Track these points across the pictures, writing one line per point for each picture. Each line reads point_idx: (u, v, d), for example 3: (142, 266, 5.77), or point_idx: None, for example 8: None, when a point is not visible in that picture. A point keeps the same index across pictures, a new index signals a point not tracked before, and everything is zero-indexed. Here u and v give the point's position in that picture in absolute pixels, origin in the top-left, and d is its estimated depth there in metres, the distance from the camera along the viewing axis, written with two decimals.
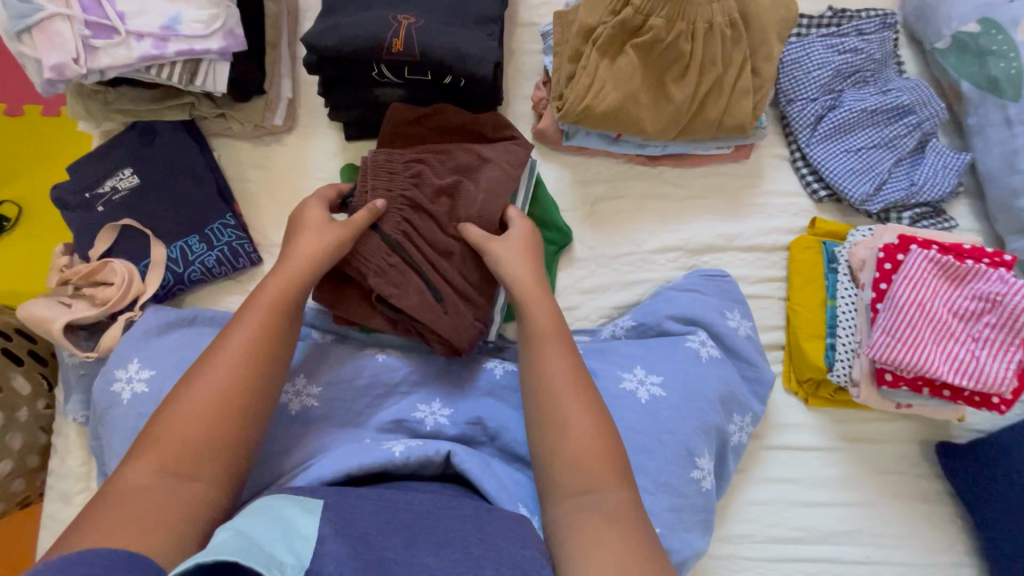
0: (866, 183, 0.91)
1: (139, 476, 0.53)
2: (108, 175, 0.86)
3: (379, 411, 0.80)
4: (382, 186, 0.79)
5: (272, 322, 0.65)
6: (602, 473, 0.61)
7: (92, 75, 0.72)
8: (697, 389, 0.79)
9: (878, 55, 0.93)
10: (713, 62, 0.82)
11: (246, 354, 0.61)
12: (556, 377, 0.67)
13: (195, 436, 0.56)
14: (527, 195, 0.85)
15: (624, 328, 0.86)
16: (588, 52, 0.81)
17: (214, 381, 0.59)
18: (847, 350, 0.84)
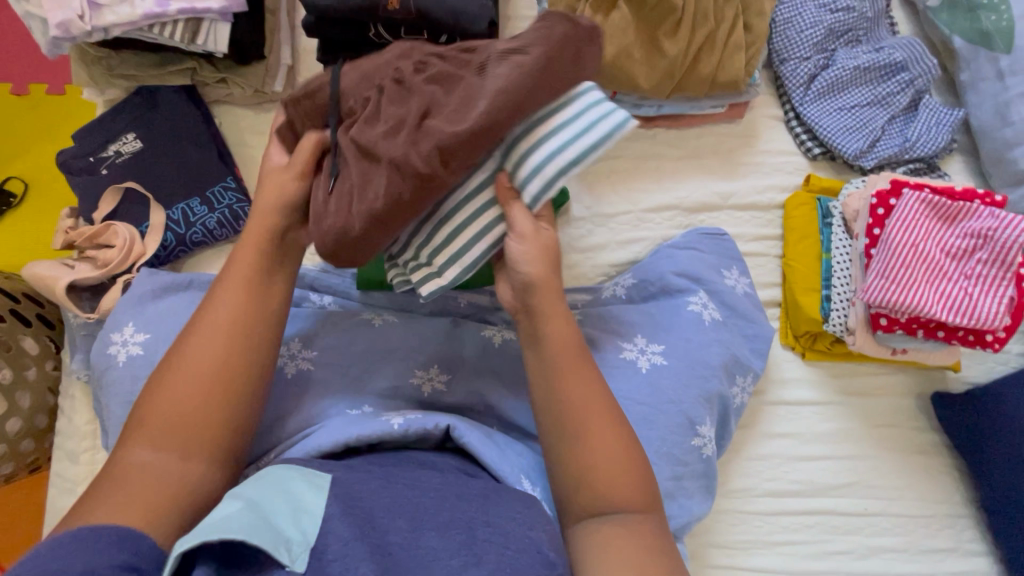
0: (859, 140, 0.91)
1: (140, 454, 0.54)
2: (112, 140, 0.88)
3: (376, 377, 0.81)
4: (391, 54, 0.65)
5: (249, 295, 0.63)
6: (625, 496, 0.58)
7: (97, 33, 0.74)
8: (699, 354, 0.79)
9: (870, 14, 0.94)
10: (705, 18, 0.84)
11: (229, 331, 0.60)
12: (579, 400, 0.60)
13: (181, 418, 0.56)
14: (564, 134, 0.59)
15: (625, 287, 0.86)
16: (582, 9, 0.82)
17: (201, 360, 0.59)
18: (842, 299, 0.85)
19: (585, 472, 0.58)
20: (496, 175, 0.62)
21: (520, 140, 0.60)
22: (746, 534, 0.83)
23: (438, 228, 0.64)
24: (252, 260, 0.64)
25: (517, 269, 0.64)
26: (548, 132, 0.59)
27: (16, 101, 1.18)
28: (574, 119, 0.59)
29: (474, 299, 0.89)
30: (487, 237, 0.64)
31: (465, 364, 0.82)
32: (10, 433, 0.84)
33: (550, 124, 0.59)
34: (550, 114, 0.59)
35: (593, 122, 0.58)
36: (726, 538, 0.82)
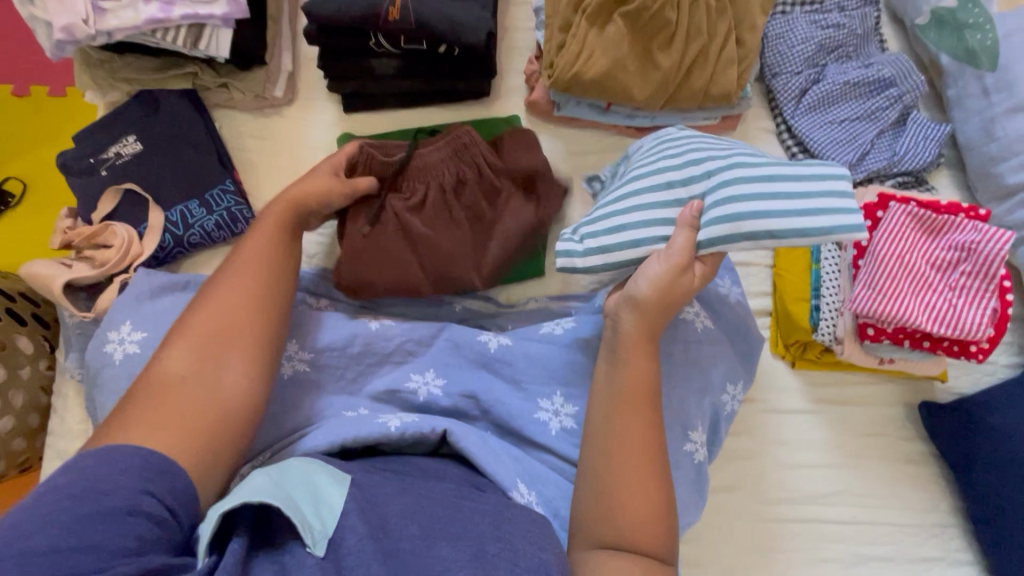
0: (849, 153, 0.93)
1: (180, 362, 0.58)
2: (112, 142, 0.88)
3: (371, 380, 0.83)
4: (445, 153, 0.86)
5: (277, 240, 0.71)
6: (646, 532, 0.58)
7: (100, 37, 0.75)
8: (689, 362, 0.80)
9: (860, 31, 0.96)
10: (699, 32, 0.83)
11: (263, 264, 0.68)
12: (636, 440, 0.62)
13: (222, 329, 0.61)
14: (790, 208, 0.63)
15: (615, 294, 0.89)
16: (577, 21, 0.83)
17: (237, 287, 0.65)
18: (831, 309, 0.86)
19: (613, 507, 0.59)
20: (688, 201, 0.69)
21: (736, 184, 0.65)
22: (736, 541, 0.83)
23: (606, 219, 0.73)
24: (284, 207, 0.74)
25: (641, 276, 0.67)
26: (768, 194, 0.64)
27: (18, 102, 1.19)
28: (805, 195, 0.63)
29: (469, 303, 0.91)
30: (644, 248, 0.70)
31: (460, 368, 0.83)
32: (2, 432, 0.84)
33: (775, 189, 0.64)
34: (782, 182, 0.64)
35: (810, 206, 0.62)
36: (717, 542, 0.83)
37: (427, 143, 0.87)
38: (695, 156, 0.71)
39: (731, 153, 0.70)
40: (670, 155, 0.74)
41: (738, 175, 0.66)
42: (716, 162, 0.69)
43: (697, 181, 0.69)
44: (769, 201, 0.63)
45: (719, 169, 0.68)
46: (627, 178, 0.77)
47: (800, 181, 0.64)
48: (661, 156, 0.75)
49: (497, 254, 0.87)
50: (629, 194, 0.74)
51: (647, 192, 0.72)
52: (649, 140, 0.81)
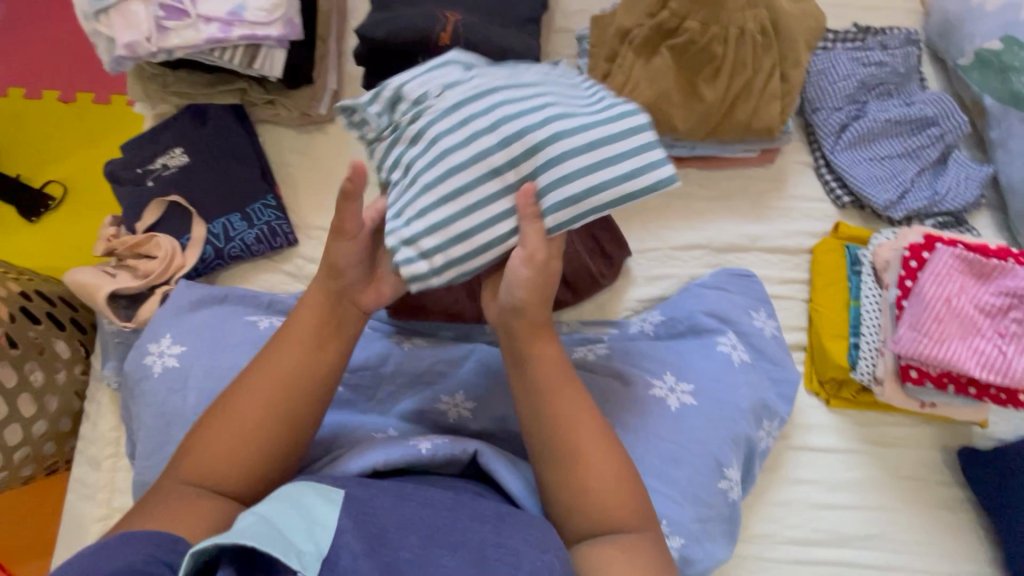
0: (889, 190, 0.93)
1: (181, 488, 0.56)
2: (160, 153, 0.90)
3: (402, 399, 0.83)
4: None
5: (306, 354, 0.62)
6: (622, 513, 0.59)
7: (160, 55, 0.77)
8: (729, 397, 0.80)
9: (902, 69, 0.96)
10: (744, 67, 0.83)
11: (282, 389, 0.60)
12: (565, 415, 0.61)
13: (224, 463, 0.57)
14: (608, 171, 0.62)
15: (653, 322, 0.89)
16: (624, 52, 0.84)
17: (251, 411, 0.59)
18: (870, 348, 0.86)
19: (569, 490, 0.59)
20: (519, 182, 0.63)
21: (562, 161, 0.62)
22: None
23: (445, 226, 0.63)
24: (317, 311, 0.64)
25: (512, 289, 0.61)
26: (599, 164, 0.62)
27: (64, 108, 1.23)
28: (616, 157, 0.63)
29: None
30: (496, 248, 0.64)
31: (489, 391, 0.82)
32: (36, 436, 0.85)
33: (603, 157, 0.62)
34: (606, 145, 0.63)
35: (634, 170, 0.63)
36: None
37: None
38: (506, 126, 0.63)
39: (536, 113, 0.64)
40: (477, 123, 0.64)
41: (562, 149, 0.62)
42: (533, 134, 0.63)
43: (521, 157, 0.63)
44: (595, 171, 0.62)
45: (544, 141, 0.63)
46: (439, 157, 0.64)
47: (614, 139, 0.63)
48: (464, 125, 0.64)
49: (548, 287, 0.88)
50: (457, 184, 0.64)
51: (473, 182, 0.63)
52: (433, 93, 0.66)
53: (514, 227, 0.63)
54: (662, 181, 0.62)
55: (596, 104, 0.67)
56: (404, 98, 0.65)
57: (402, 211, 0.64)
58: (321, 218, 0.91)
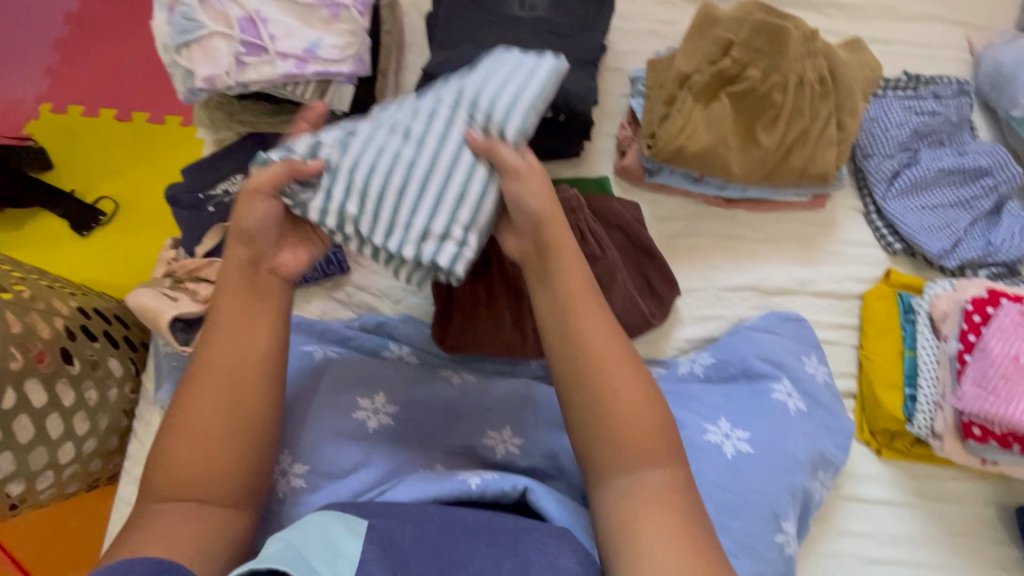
0: (942, 240, 0.93)
1: (166, 502, 0.57)
2: (222, 179, 0.91)
3: (450, 432, 0.81)
4: None
5: (245, 330, 0.62)
6: (648, 450, 0.57)
7: (236, 88, 0.80)
8: (783, 445, 0.80)
9: (955, 119, 0.97)
10: (802, 114, 0.84)
11: (230, 372, 0.60)
12: (588, 340, 0.60)
13: (200, 462, 0.58)
14: (522, 83, 0.65)
15: (703, 364, 0.88)
16: (683, 97, 0.85)
17: (207, 406, 0.59)
18: (929, 403, 0.84)
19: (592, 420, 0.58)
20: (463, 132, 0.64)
21: (478, 93, 0.65)
22: None
23: (438, 201, 0.64)
24: (238, 294, 0.62)
25: (525, 205, 0.63)
26: (507, 79, 0.65)
27: (120, 127, 1.26)
28: (516, 69, 0.66)
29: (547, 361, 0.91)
30: (489, 188, 0.63)
31: (535, 425, 0.82)
32: (86, 454, 0.83)
33: (507, 75, 0.66)
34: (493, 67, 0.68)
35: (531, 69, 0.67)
36: None
37: None
38: (418, 107, 0.66)
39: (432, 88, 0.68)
40: (399, 121, 0.66)
41: (472, 86, 0.66)
42: (443, 95, 0.66)
43: (452, 119, 0.65)
44: (509, 83, 0.65)
45: (462, 95, 0.66)
46: (388, 166, 0.64)
47: (494, 68, 0.67)
48: (388, 128, 0.66)
49: None
50: (420, 170, 0.64)
51: (432, 157, 0.64)
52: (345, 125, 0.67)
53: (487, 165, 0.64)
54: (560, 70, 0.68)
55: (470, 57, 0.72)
56: (326, 143, 0.65)
57: (397, 224, 0.64)
58: None
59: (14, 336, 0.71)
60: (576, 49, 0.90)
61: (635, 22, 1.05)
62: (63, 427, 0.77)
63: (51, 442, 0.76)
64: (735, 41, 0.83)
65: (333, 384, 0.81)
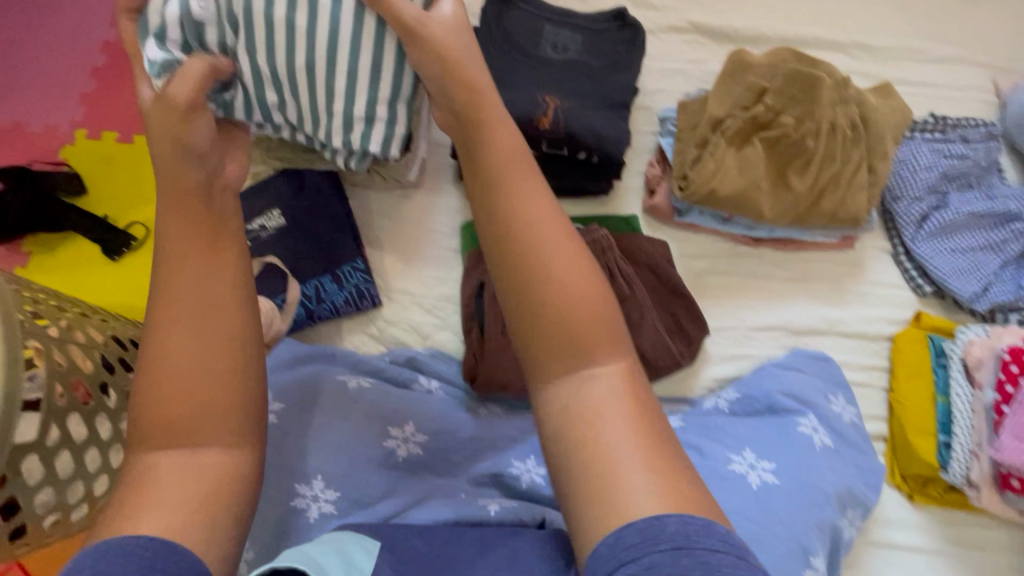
0: (973, 283, 0.93)
1: (151, 466, 0.48)
2: (258, 214, 0.92)
3: (475, 463, 0.81)
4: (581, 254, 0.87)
5: (211, 259, 0.53)
6: (597, 338, 0.51)
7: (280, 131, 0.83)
8: (810, 477, 0.78)
9: (983, 163, 0.97)
10: (833, 159, 0.86)
11: (200, 302, 0.51)
12: (528, 218, 0.54)
13: (181, 411, 0.48)
14: None
15: (727, 400, 0.88)
16: (716, 141, 0.86)
17: (182, 347, 0.49)
18: (964, 451, 0.84)
19: (535, 309, 0.52)
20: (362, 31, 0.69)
21: None
22: None
23: (354, 75, 0.73)
24: (190, 215, 0.54)
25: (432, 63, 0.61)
26: None
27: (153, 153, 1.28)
28: None
29: None
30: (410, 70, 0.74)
31: None
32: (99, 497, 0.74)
33: None
34: None
35: None
36: None
37: None
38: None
39: None
40: None
41: None
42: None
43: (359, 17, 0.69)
44: None
45: None
46: (286, 40, 0.70)
47: None
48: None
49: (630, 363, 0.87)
50: (272, 47, 0.70)
51: (344, 33, 0.70)
52: None
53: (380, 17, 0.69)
54: None
55: None
56: (202, 24, 0.66)
57: (337, 92, 0.75)
58: (406, 282, 0.94)
59: (61, 371, 0.68)
60: (609, 91, 0.92)
61: (663, 62, 1.06)
62: (100, 461, 0.73)
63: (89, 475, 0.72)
64: (770, 88, 0.85)
65: (367, 415, 0.79)
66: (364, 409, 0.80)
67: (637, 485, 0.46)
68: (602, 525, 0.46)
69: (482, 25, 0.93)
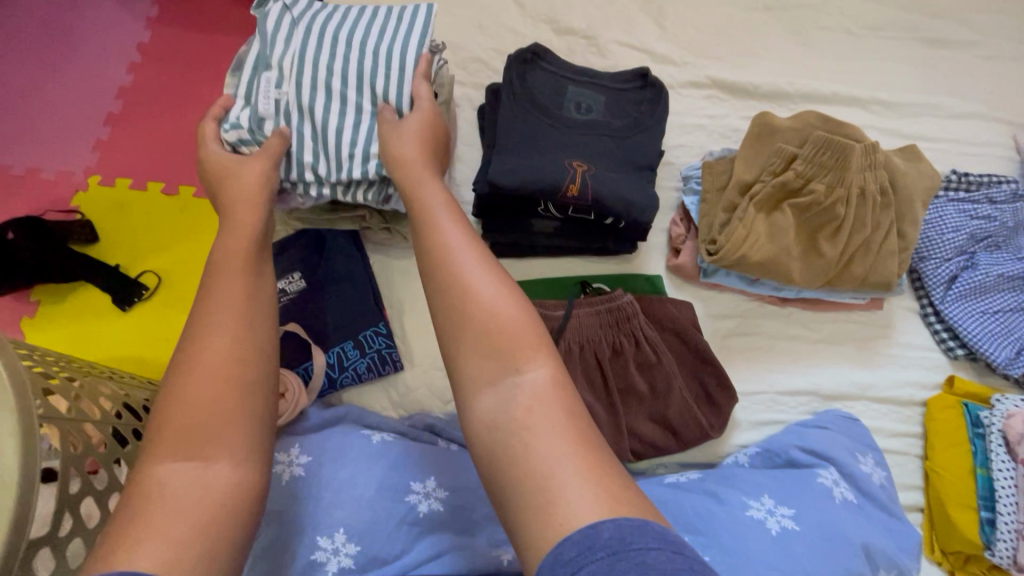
0: (1006, 347, 0.91)
1: (163, 472, 0.49)
2: (278, 277, 0.92)
3: (493, 525, 0.76)
4: (606, 319, 0.87)
5: (247, 285, 0.61)
6: (520, 342, 0.53)
7: (308, 201, 0.85)
8: (838, 529, 0.74)
9: (1011, 223, 0.96)
10: (863, 226, 0.84)
11: (237, 317, 0.58)
12: (444, 244, 0.61)
13: (205, 415, 0.52)
14: (344, 51, 0.82)
15: (749, 454, 0.86)
16: (745, 206, 0.86)
17: (213, 358, 0.54)
18: (1009, 530, 0.80)
19: (462, 331, 0.55)
20: (378, 105, 0.82)
21: (383, 57, 0.82)
22: None
23: (368, 123, 0.82)
24: (240, 249, 0.65)
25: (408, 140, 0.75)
26: (399, 32, 0.83)
27: (166, 200, 1.26)
28: (387, 32, 0.83)
29: None
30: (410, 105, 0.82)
31: None
32: None
33: (396, 31, 0.83)
34: (384, 27, 0.83)
35: (409, 20, 0.84)
36: None
37: (584, 303, 0.87)
38: (319, 84, 0.81)
39: (329, 52, 0.82)
40: (294, 82, 0.81)
41: (369, 52, 0.82)
42: (350, 68, 0.82)
43: (376, 88, 0.82)
44: (356, 50, 0.82)
45: (313, 78, 0.81)
46: (315, 122, 0.81)
47: (289, 38, 0.82)
48: (317, 40, 0.82)
49: (652, 430, 0.86)
50: (311, 125, 0.81)
51: (359, 100, 0.82)
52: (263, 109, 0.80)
53: (394, 77, 0.82)
54: (377, 26, 0.84)
55: (341, 14, 0.85)
56: (265, 117, 0.80)
57: (350, 143, 0.81)
58: (427, 344, 0.91)
59: (75, 454, 0.66)
60: (635, 151, 0.91)
61: (684, 117, 1.05)
62: None
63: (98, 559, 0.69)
64: (799, 154, 0.84)
65: (391, 467, 0.77)
66: (386, 462, 0.77)
67: (575, 492, 0.44)
68: (542, 542, 0.43)
69: (505, 85, 0.92)
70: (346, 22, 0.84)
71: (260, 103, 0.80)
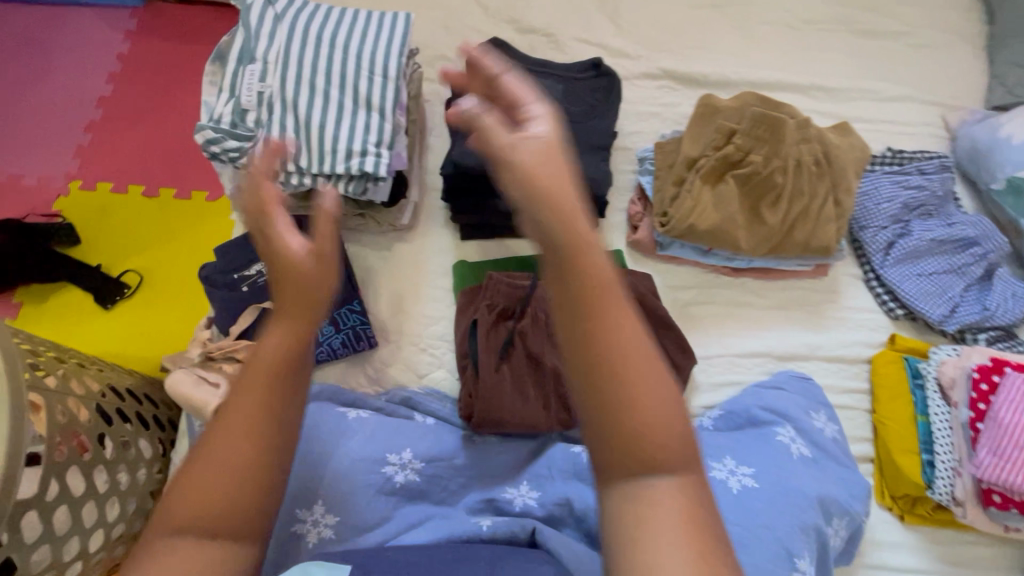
0: (941, 306, 0.98)
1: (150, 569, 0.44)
2: (255, 260, 0.94)
3: (469, 493, 0.81)
4: None
5: (280, 377, 0.47)
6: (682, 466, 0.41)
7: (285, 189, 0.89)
8: (791, 481, 0.79)
9: (940, 193, 1.04)
10: (801, 194, 0.92)
11: (256, 421, 0.46)
12: (624, 339, 0.41)
13: (200, 527, 0.44)
14: (325, 50, 0.88)
15: (712, 417, 0.91)
16: (691, 179, 0.93)
17: (223, 466, 0.45)
18: (947, 468, 0.87)
19: (609, 449, 0.41)
20: (360, 102, 0.87)
21: (362, 57, 0.88)
22: None
23: (348, 117, 0.86)
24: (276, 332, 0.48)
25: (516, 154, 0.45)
26: (378, 35, 0.90)
27: (147, 202, 1.30)
28: (366, 34, 0.90)
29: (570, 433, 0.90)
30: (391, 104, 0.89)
31: (554, 482, 0.81)
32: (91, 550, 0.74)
33: (375, 35, 0.90)
34: (364, 30, 0.90)
35: (387, 26, 0.91)
36: None
37: None
38: (301, 78, 0.86)
39: (311, 50, 0.88)
40: (276, 77, 0.86)
41: (350, 52, 0.88)
42: (331, 65, 0.87)
43: (359, 89, 0.87)
44: (337, 49, 0.88)
45: (295, 73, 0.86)
46: (296, 113, 0.86)
47: (272, 36, 0.87)
48: (301, 38, 0.87)
49: None
50: (293, 116, 0.86)
51: (339, 94, 0.87)
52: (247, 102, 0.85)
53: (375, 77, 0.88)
54: (357, 28, 0.90)
55: (323, 16, 0.91)
56: (247, 109, 0.85)
57: (331, 134, 0.86)
58: (401, 321, 0.96)
59: (60, 426, 0.69)
60: (591, 134, 0.98)
61: (638, 105, 1.12)
62: (96, 515, 0.74)
63: (84, 530, 0.71)
64: (738, 130, 0.92)
65: (367, 441, 0.80)
66: (363, 437, 0.81)
67: None
68: None
69: None
70: (327, 24, 0.90)
71: (243, 95, 0.85)
